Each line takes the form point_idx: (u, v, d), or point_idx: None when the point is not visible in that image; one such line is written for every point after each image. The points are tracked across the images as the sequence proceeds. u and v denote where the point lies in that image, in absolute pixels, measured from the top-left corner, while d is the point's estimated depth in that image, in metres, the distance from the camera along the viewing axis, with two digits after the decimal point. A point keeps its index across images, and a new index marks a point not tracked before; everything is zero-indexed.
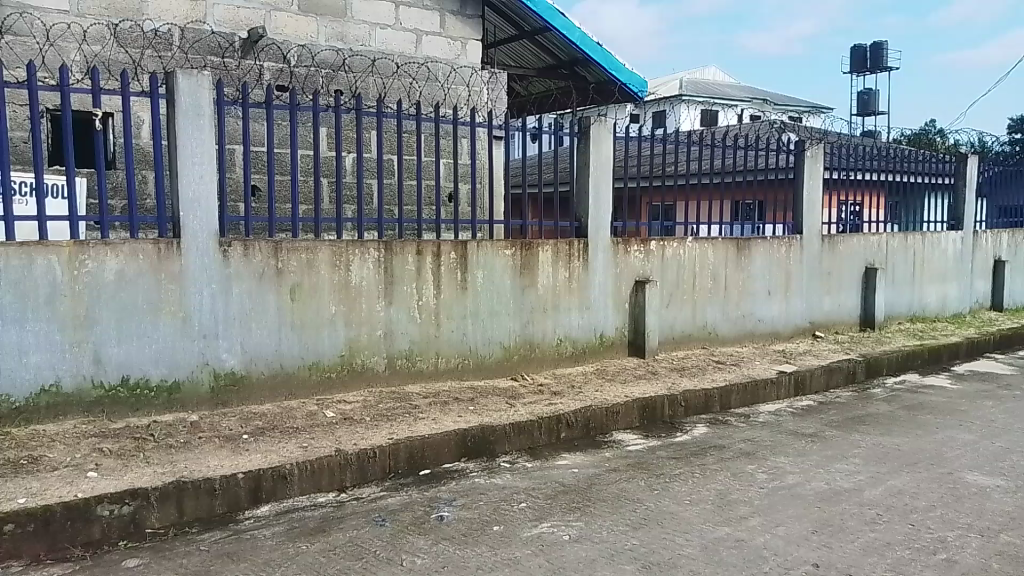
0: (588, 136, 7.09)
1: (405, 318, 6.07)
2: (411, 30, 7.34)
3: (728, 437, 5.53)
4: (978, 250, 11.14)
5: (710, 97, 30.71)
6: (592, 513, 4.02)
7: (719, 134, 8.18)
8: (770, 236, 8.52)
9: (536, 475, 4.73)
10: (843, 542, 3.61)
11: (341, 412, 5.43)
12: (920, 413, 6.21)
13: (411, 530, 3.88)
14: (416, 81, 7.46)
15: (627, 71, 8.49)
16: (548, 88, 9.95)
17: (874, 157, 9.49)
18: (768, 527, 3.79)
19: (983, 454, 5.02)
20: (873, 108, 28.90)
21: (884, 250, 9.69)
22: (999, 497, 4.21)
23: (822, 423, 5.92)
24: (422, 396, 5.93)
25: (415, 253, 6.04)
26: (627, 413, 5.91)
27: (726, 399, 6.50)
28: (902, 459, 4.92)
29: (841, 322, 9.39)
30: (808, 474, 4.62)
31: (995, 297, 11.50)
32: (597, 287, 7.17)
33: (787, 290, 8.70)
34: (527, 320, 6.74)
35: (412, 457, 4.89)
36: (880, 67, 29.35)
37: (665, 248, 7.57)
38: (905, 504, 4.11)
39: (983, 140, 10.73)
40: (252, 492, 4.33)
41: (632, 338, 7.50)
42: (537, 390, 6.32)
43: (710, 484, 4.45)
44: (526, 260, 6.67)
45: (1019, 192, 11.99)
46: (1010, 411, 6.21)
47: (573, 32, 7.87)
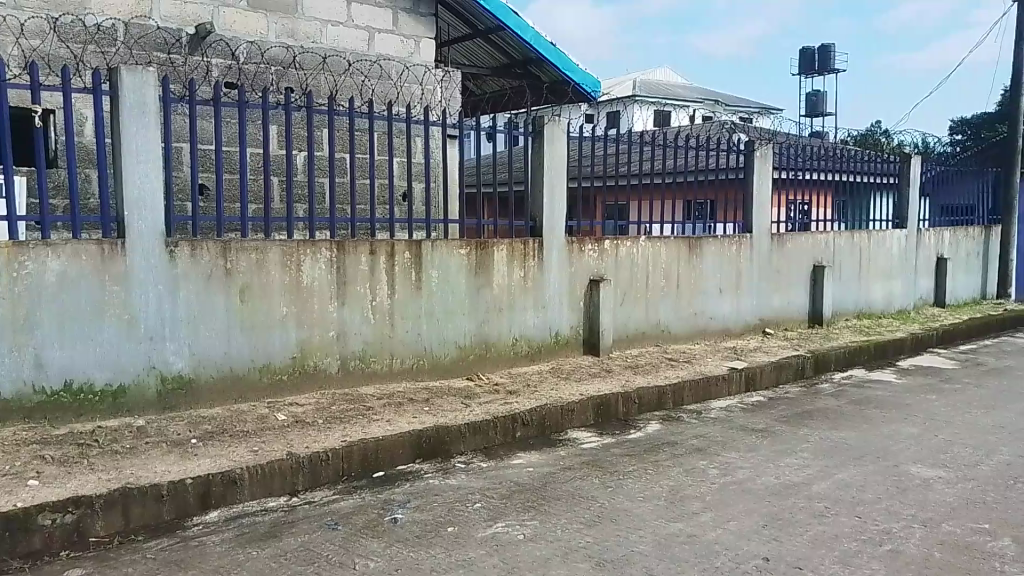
0: (542, 135, 7.10)
1: (359, 319, 6.00)
2: (364, 28, 7.27)
3: (680, 434, 5.59)
4: (922, 248, 11.46)
5: (663, 99, 31.03)
6: (546, 511, 4.02)
7: (671, 134, 8.26)
8: (720, 235, 8.63)
9: (491, 474, 4.72)
10: (793, 536, 3.67)
11: (293, 415, 5.35)
12: (866, 407, 6.35)
13: (365, 533, 3.84)
14: (369, 79, 7.38)
15: (581, 71, 8.53)
16: (502, 87, 9.93)
17: (822, 157, 9.69)
18: (719, 522, 3.83)
19: (926, 447, 5.16)
20: (821, 109, 29.49)
21: (831, 248, 9.90)
22: (941, 488, 4.33)
23: (772, 418, 6.02)
24: (376, 397, 5.87)
25: (368, 252, 5.98)
26: (581, 412, 5.93)
27: (679, 395, 6.58)
28: (849, 453, 5.03)
29: (791, 319, 9.56)
30: (758, 469, 4.69)
31: (938, 294, 11.83)
32: (552, 286, 7.19)
33: (737, 287, 8.83)
34: (482, 320, 6.72)
35: (367, 459, 4.84)
36: (829, 68, 29.96)
37: (619, 247, 7.62)
38: (852, 496, 4.20)
39: (926, 141, 11.04)
40: (201, 498, 4.23)
41: (587, 337, 7.53)
42: (493, 389, 6.31)
43: (663, 480, 4.49)
44: (481, 259, 6.65)
45: (961, 191, 12.34)
46: (951, 405, 6.39)
47: (526, 32, 7.88)
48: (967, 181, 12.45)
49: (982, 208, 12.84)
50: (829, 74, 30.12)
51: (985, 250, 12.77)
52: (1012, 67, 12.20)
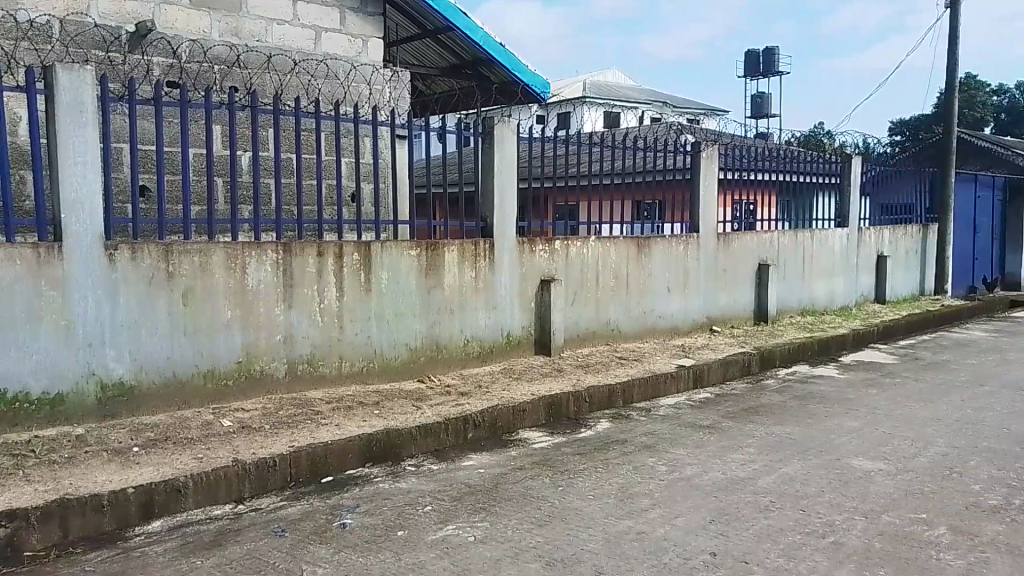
0: (492, 135, 7.09)
1: (306, 322, 5.91)
2: (310, 27, 7.17)
3: (630, 431, 5.64)
4: (863, 246, 11.77)
5: (611, 100, 31.29)
6: (497, 512, 4.01)
7: (619, 135, 8.33)
8: (668, 235, 8.73)
9: (442, 477, 4.69)
10: (739, 530, 3.72)
11: (238, 421, 5.24)
12: (810, 402, 6.49)
13: (312, 539, 3.78)
14: (315, 78, 7.28)
15: (530, 73, 8.54)
16: (451, 88, 9.88)
17: (766, 157, 9.88)
18: (667, 519, 3.87)
19: (867, 440, 5.29)
20: (766, 111, 30.06)
21: (775, 247, 10.10)
22: (882, 480, 4.44)
23: (719, 415, 6.11)
24: (325, 401, 5.79)
25: (316, 254, 5.90)
26: (533, 412, 5.94)
27: (629, 393, 6.63)
28: (794, 447, 5.13)
29: (737, 317, 9.72)
30: (706, 465, 4.76)
31: (878, 291, 12.17)
32: (503, 286, 7.18)
33: (685, 286, 8.94)
34: (433, 321, 6.68)
35: (315, 464, 4.77)
36: (773, 71, 30.57)
37: (569, 247, 7.66)
38: (796, 490, 4.28)
39: (866, 142, 11.34)
40: (143, 507, 4.12)
41: (539, 337, 7.54)
42: (444, 391, 6.28)
43: (613, 478, 4.52)
44: (431, 260, 6.61)
45: (901, 190, 12.69)
46: (891, 398, 6.56)
47: (475, 32, 7.86)
48: (905, 180, 12.81)
49: (921, 207, 13.22)
50: (773, 76, 30.73)
51: (923, 247, 13.17)
52: (947, 70, 12.58)
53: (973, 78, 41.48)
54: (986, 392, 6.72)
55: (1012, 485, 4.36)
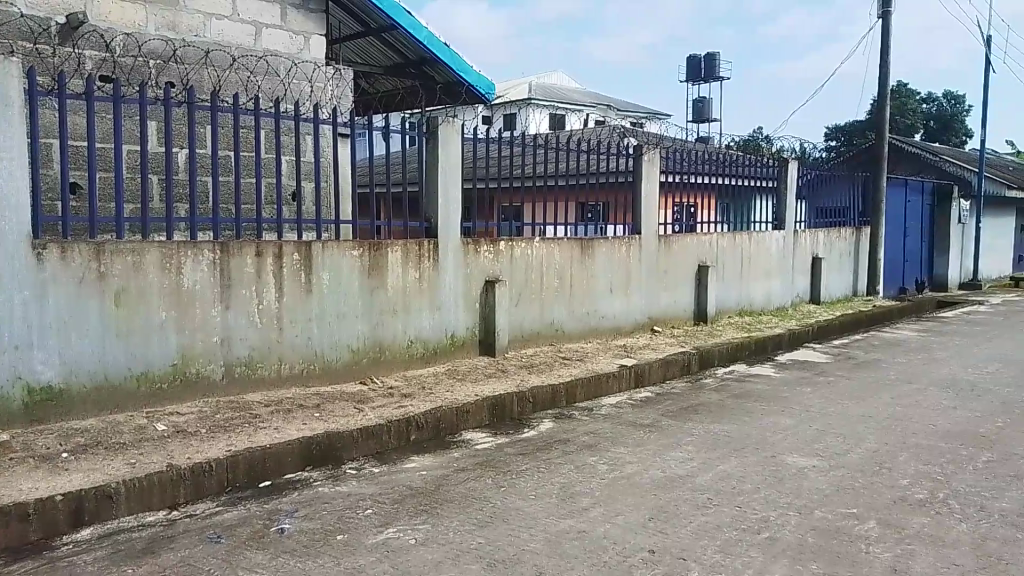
0: (436, 135, 7.06)
1: (245, 324, 5.80)
2: (249, 22, 7.04)
3: (572, 431, 5.67)
4: (798, 248, 12.08)
5: (556, 103, 31.46)
6: (438, 514, 3.99)
7: (563, 137, 8.38)
8: (611, 236, 8.82)
9: (383, 479, 4.64)
10: (677, 527, 3.77)
11: (173, 425, 5.11)
12: (747, 400, 6.63)
13: (249, 545, 3.70)
14: (255, 75, 7.13)
15: (475, 73, 8.52)
16: (395, 87, 9.78)
17: (706, 161, 10.05)
18: (608, 517, 3.91)
19: (801, 437, 5.43)
20: (707, 116, 30.60)
21: (714, 249, 10.29)
22: (815, 476, 4.56)
23: (659, 413, 6.20)
24: (264, 404, 5.68)
25: (254, 254, 5.79)
26: (476, 413, 5.92)
27: (572, 393, 6.67)
28: (730, 445, 5.23)
29: (678, 317, 9.88)
30: (646, 463, 4.81)
31: (813, 292, 12.51)
32: (447, 287, 7.15)
33: (627, 286, 9.05)
34: (375, 322, 6.61)
35: (252, 468, 4.67)
36: (714, 76, 31.15)
37: (513, 248, 7.67)
38: (732, 487, 4.37)
39: (802, 146, 11.63)
40: (72, 515, 3.97)
41: (482, 337, 7.53)
42: (387, 392, 6.23)
43: (554, 478, 4.54)
44: (374, 261, 6.55)
45: (835, 194, 13.06)
46: (824, 396, 6.75)
47: (420, 32, 7.81)
48: (840, 184, 13.18)
49: (854, 210, 13.64)
50: (714, 81, 31.30)
51: (856, 249, 13.59)
52: (879, 79, 13.01)
53: (903, 86, 42.99)
54: (914, 390, 6.97)
55: (937, 479, 4.52)
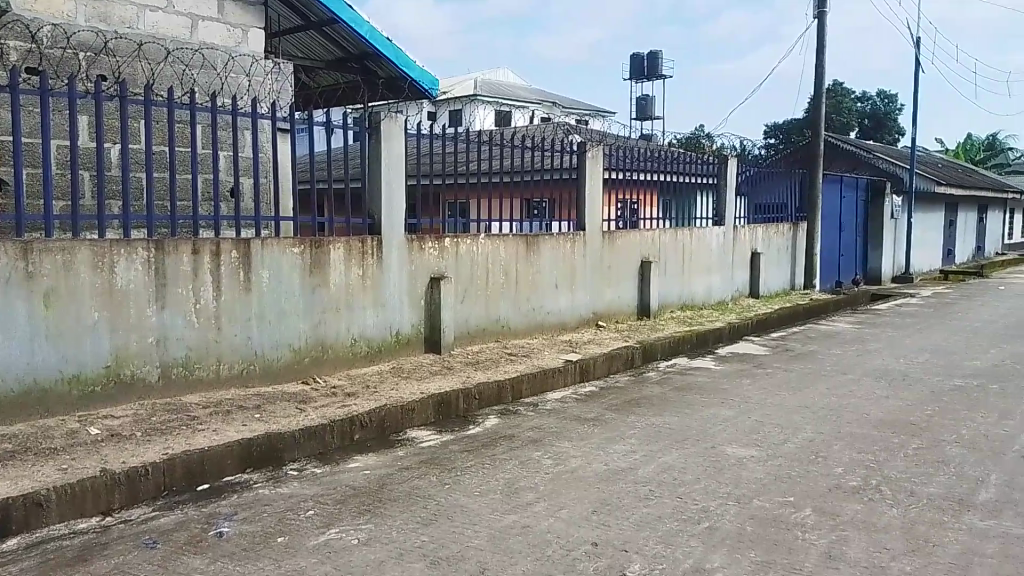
0: (378, 131, 6.98)
1: (181, 324, 5.65)
2: (185, 14, 6.85)
3: (517, 426, 5.69)
4: (738, 243, 12.33)
5: (501, 100, 31.46)
6: (382, 514, 3.96)
7: (508, 134, 8.37)
8: (556, 233, 8.85)
9: (325, 480, 4.58)
10: (620, 520, 3.81)
11: (107, 429, 4.95)
12: (689, 393, 6.74)
13: (186, 550, 3.61)
14: (190, 68, 6.95)
15: (418, 68, 8.45)
16: (336, 82, 9.65)
17: (649, 158, 10.17)
18: (551, 511, 3.92)
19: (741, 428, 5.54)
20: (650, 113, 30.97)
21: (657, 245, 10.43)
22: (753, 466, 4.66)
23: (603, 407, 6.26)
24: (202, 406, 5.55)
25: (191, 252, 5.65)
26: (422, 410, 5.88)
27: (517, 389, 6.69)
28: (671, 437, 5.31)
29: (622, 312, 9.99)
30: (590, 457, 4.85)
31: (753, 286, 12.78)
32: (391, 284, 7.09)
33: (572, 282, 9.10)
34: (317, 321, 6.51)
35: (190, 471, 4.56)
36: (657, 74, 31.55)
37: (458, 244, 7.64)
38: (674, 478, 4.43)
39: (742, 144, 11.85)
40: (0, 524, 3.83)
41: (428, 335, 7.49)
42: (330, 392, 6.14)
43: (499, 474, 4.54)
44: (315, 259, 6.45)
45: (774, 190, 13.35)
46: (763, 388, 6.90)
47: (361, 26, 7.71)
48: (778, 181, 13.48)
49: (792, 207, 13.97)
50: (657, 79, 31.70)
51: (794, 245, 13.92)
52: (815, 79, 13.34)
53: (839, 85, 44.22)
54: (848, 380, 7.18)
55: (870, 467, 4.66)
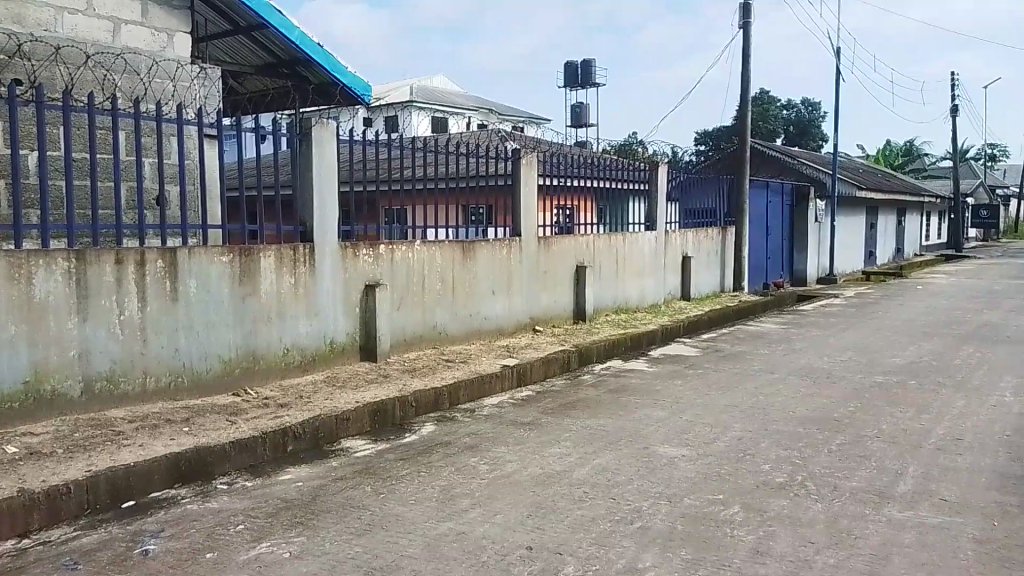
0: (309, 137, 6.89)
1: (105, 336, 5.47)
2: (107, 18, 6.66)
3: (453, 433, 5.68)
4: (670, 247, 12.58)
5: (437, 106, 31.39)
6: (315, 525, 3.90)
7: (442, 140, 8.36)
8: (492, 239, 8.87)
9: (256, 493, 4.49)
10: (554, 523, 3.85)
11: (26, 446, 4.76)
12: (623, 395, 6.84)
13: (109, 569, 3.50)
14: (112, 73, 6.73)
15: (350, 74, 8.35)
16: (265, 86, 9.47)
17: (583, 164, 10.29)
18: (487, 517, 3.93)
19: (673, 428, 5.65)
20: (585, 120, 31.32)
21: (591, 250, 10.57)
22: (684, 465, 4.76)
23: (539, 411, 6.30)
24: (128, 421, 5.38)
25: (114, 262, 5.48)
26: (357, 419, 5.82)
27: (454, 396, 6.67)
28: (606, 439, 5.38)
29: (558, 317, 10.07)
30: (525, 461, 4.88)
31: (685, 289, 13.05)
32: (324, 292, 7.00)
33: (508, 288, 9.13)
34: (247, 331, 6.38)
35: (116, 488, 4.42)
36: (591, 81, 31.95)
37: (393, 251, 7.60)
38: (608, 480, 4.49)
39: (673, 150, 12.10)
40: None
41: (363, 343, 7.42)
42: (262, 403, 6.03)
43: (434, 481, 4.53)
44: (245, 267, 6.33)
45: (704, 196, 13.67)
46: (695, 388, 7.05)
47: (291, 32, 7.59)
48: (708, 186, 13.81)
49: (722, 211, 14.32)
50: (591, 87, 32.09)
51: (724, 249, 14.27)
52: (742, 87, 13.71)
53: (766, 93, 45.53)
54: (776, 379, 7.39)
55: (796, 463, 4.81)
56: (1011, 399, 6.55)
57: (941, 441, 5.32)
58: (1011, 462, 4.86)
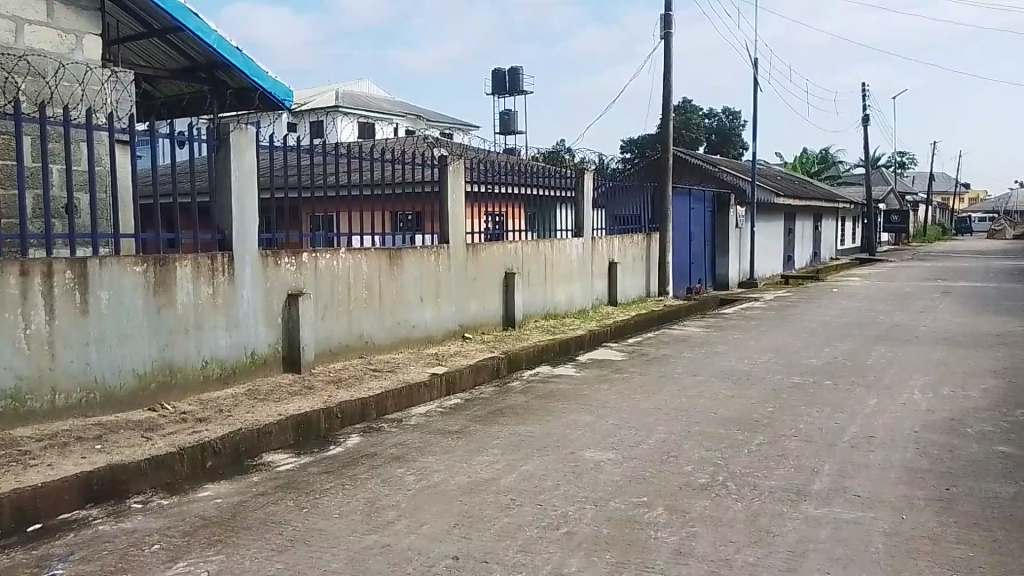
0: (228, 143, 6.72)
1: (8, 351, 5.20)
2: (9, 17, 6.34)
3: (379, 444, 5.61)
4: (597, 253, 12.74)
5: (363, 113, 31.04)
6: (234, 543, 3.79)
7: (366, 147, 8.26)
8: (419, 246, 8.81)
9: (172, 512, 4.33)
10: (481, 531, 3.83)
11: None
12: (551, 400, 6.87)
13: None
14: (15, 76, 6.41)
15: (271, 79, 8.18)
16: (180, 91, 9.18)
17: (510, 171, 10.30)
18: (413, 528, 3.89)
19: (599, 432, 5.71)
20: (513, 128, 31.46)
21: (519, 257, 10.60)
22: (610, 469, 4.81)
23: (467, 419, 6.27)
24: (35, 439, 5.12)
25: (18, 273, 5.22)
26: (280, 432, 5.68)
27: (382, 406, 6.59)
28: (533, 445, 5.39)
29: (487, 323, 10.07)
30: (452, 470, 4.85)
31: (611, 294, 13.23)
32: (245, 302, 6.82)
33: (436, 296, 9.08)
34: (164, 344, 6.17)
35: (20, 511, 4.19)
36: (518, 89, 32.14)
37: (318, 259, 7.47)
38: (535, 486, 4.51)
39: (599, 158, 12.24)
40: None
41: (286, 353, 7.26)
42: (179, 418, 5.82)
43: (359, 494, 4.46)
44: (161, 277, 6.12)
45: (629, 203, 13.89)
46: (620, 392, 7.15)
47: (208, 35, 7.40)
48: (633, 194, 14.04)
49: (646, 218, 14.58)
50: (519, 95, 32.28)
51: (648, 254, 14.52)
52: (664, 96, 14.00)
53: (688, 103, 46.62)
54: (698, 381, 7.55)
55: (718, 463, 4.92)
56: (919, 396, 6.86)
57: (854, 438, 5.53)
58: (918, 457, 5.08)
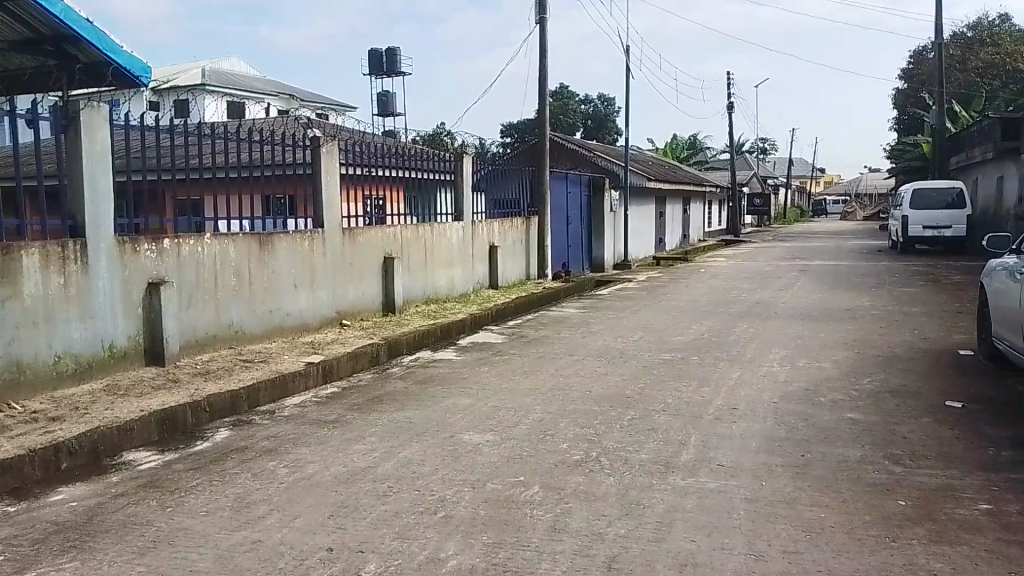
0: (77, 122, 6.29)
1: None
2: None
3: (251, 437, 5.42)
4: (476, 238, 12.76)
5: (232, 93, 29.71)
6: (90, 548, 3.57)
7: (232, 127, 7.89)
8: (292, 231, 8.53)
9: (20, 519, 4.03)
10: (356, 521, 3.78)
11: None
12: (429, 385, 6.85)
13: None
14: None
15: (126, 54, 7.70)
16: (21, 66, 8.44)
17: (387, 154, 10.11)
18: (285, 522, 3.79)
19: (476, 415, 5.73)
20: (391, 110, 30.92)
21: (398, 241, 10.46)
22: (487, 451, 4.85)
23: (344, 408, 6.16)
24: None
25: None
26: (142, 428, 5.39)
27: (253, 397, 6.36)
28: (410, 431, 5.35)
29: (365, 310, 9.89)
30: (327, 460, 4.75)
31: (491, 278, 13.30)
32: (100, 292, 6.41)
33: (311, 282, 8.83)
34: (10, 339, 5.71)
35: None
36: (397, 71, 31.64)
37: (181, 246, 7.11)
38: (412, 472, 4.47)
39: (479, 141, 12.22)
40: None
41: (148, 346, 6.88)
42: (30, 418, 5.42)
43: (228, 489, 4.30)
44: (3, 267, 5.65)
45: (508, 187, 13.98)
46: (499, 374, 7.22)
47: (54, 5, 6.88)
48: (512, 177, 14.12)
49: (524, 202, 14.73)
50: (396, 76, 31.75)
51: (527, 238, 14.70)
52: (540, 81, 14.13)
53: (565, 89, 47.33)
54: (574, 361, 7.72)
55: (591, 440, 5.05)
56: (777, 369, 7.27)
57: (719, 411, 5.80)
58: (777, 426, 5.39)
